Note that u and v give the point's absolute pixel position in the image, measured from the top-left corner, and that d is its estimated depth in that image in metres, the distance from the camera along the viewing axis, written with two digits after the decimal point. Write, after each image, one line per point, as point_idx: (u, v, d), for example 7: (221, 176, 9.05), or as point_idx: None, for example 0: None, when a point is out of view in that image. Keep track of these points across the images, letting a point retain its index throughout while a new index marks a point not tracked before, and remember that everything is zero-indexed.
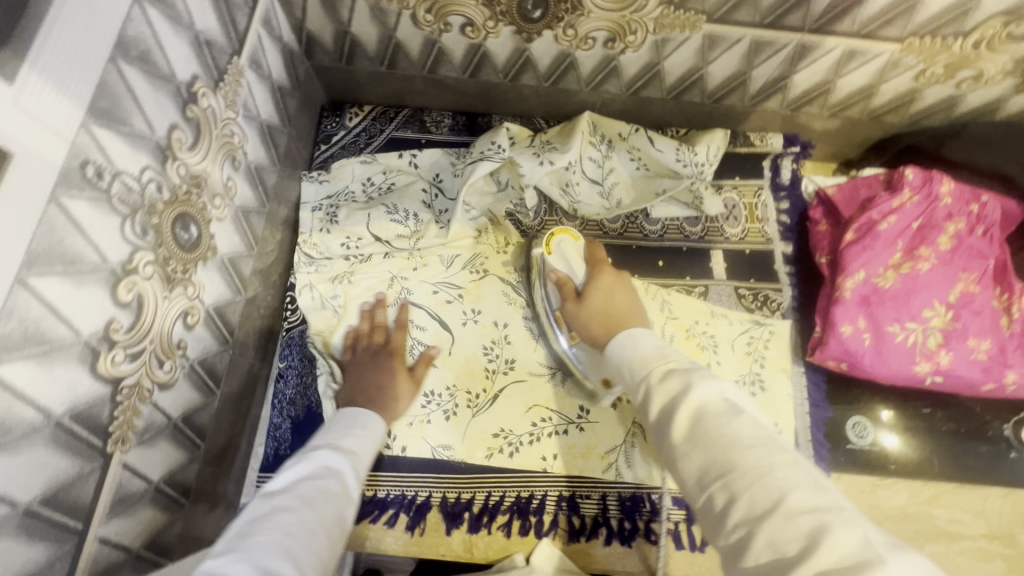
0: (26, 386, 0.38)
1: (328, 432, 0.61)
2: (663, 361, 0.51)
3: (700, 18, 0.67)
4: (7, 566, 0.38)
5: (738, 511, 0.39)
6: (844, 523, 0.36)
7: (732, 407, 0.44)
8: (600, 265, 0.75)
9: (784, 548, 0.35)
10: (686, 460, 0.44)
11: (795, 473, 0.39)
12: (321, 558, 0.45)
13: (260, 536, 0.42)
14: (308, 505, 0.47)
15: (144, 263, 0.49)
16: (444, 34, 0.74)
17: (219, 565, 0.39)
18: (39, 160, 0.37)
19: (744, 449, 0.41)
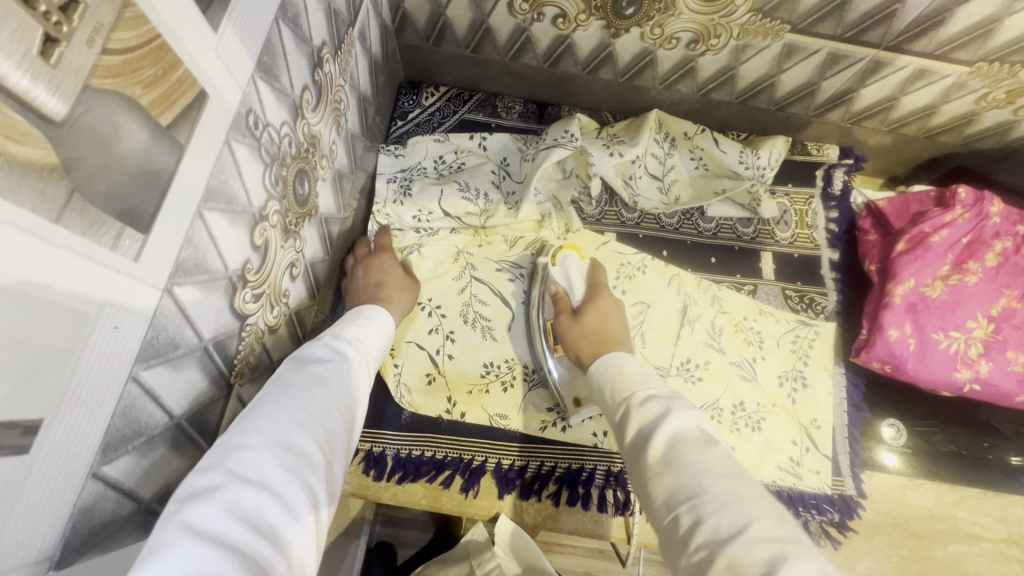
0: (191, 310, 0.42)
1: (336, 323, 0.65)
2: (647, 386, 0.60)
3: (784, 27, 0.70)
4: (161, 471, 0.42)
5: (703, 530, 0.44)
6: (803, 555, 0.41)
7: (706, 438, 0.52)
8: (598, 289, 0.80)
9: (741, 570, 0.40)
10: (657, 481, 0.50)
11: (760, 505, 0.45)
12: (333, 431, 0.51)
13: (270, 413, 0.48)
14: (318, 386, 0.52)
15: (273, 211, 0.53)
16: (535, 23, 0.77)
17: (235, 436, 0.45)
18: (222, 104, 0.41)
19: (717, 477, 0.47)
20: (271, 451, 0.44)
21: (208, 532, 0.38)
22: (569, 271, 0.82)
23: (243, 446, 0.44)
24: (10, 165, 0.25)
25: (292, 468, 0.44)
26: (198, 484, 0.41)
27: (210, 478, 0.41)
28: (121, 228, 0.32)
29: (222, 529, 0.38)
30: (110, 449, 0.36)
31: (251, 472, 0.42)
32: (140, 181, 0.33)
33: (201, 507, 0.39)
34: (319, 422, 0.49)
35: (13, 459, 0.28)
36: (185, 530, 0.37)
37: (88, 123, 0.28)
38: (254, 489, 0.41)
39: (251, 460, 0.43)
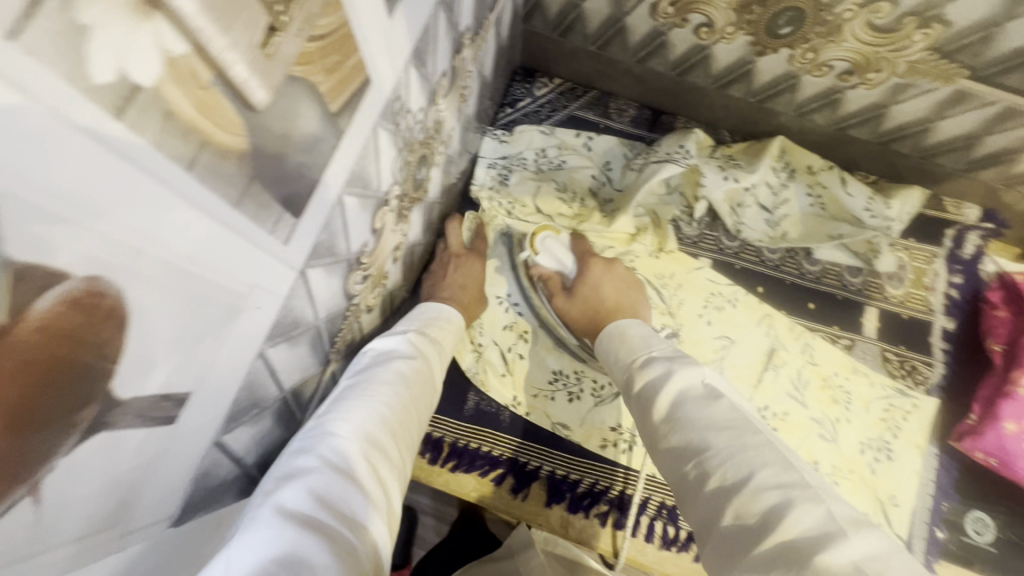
0: (315, 290, 0.42)
1: (414, 316, 0.64)
2: (647, 350, 0.55)
3: (961, 72, 0.63)
4: (259, 442, 0.43)
5: (713, 482, 0.41)
6: (810, 498, 0.37)
7: (711, 392, 0.47)
8: (587, 259, 0.79)
9: (747, 519, 0.38)
10: (663, 440, 0.47)
11: (766, 453, 0.41)
12: (406, 432, 0.50)
13: (358, 405, 0.47)
14: (400, 383, 0.52)
15: (393, 195, 0.52)
16: (676, 29, 0.74)
17: (325, 424, 0.44)
18: (380, 92, 0.40)
19: (720, 430, 0.43)
20: (361, 447, 0.43)
21: (298, 515, 0.36)
22: (552, 250, 0.81)
23: (333, 433, 0.43)
24: (214, 152, 0.24)
25: (374, 464, 0.43)
26: (289, 469, 0.40)
27: (304, 462, 0.41)
28: (281, 213, 0.32)
29: (311, 515, 0.37)
30: (231, 420, 0.37)
31: (341, 463, 0.41)
32: (304, 165, 0.33)
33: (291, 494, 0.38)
34: (397, 421, 0.48)
35: (164, 429, 0.29)
36: (272, 518, 0.36)
37: (277, 109, 0.28)
38: (341, 479, 0.40)
39: (341, 450, 0.42)
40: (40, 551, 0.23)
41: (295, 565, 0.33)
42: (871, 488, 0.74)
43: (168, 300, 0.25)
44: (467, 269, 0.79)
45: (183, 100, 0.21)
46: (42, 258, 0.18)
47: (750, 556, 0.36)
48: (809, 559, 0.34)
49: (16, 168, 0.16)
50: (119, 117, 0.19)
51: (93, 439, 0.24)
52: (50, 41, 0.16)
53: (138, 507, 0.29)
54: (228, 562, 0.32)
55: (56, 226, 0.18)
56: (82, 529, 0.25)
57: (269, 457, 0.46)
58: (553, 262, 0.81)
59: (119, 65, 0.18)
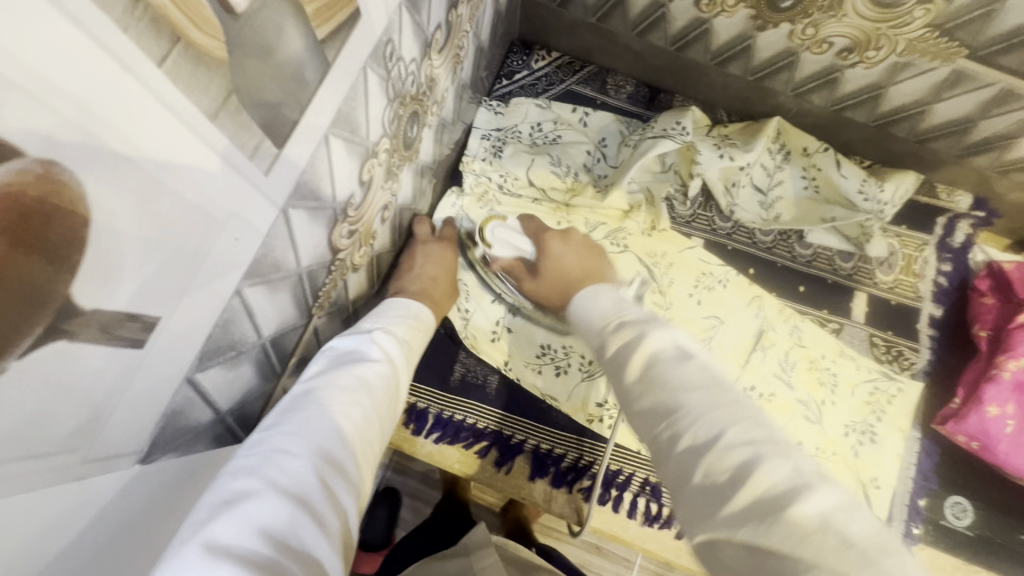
0: (298, 234, 0.41)
1: (380, 312, 0.60)
2: (619, 314, 0.53)
3: (960, 52, 0.63)
4: (236, 389, 0.42)
5: (682, 445, 0.40)
6: (780, 454, 0.37)
7: (682, 352, 0.46)
8: (545, 237, 0.75)
9: (716, 476, 0.37)
10: (636, 401, 0.45)
11: (736, 411, 0.40)
12: (369, 444, 0.46)
13: (310, 416, 0.43)
14: (360, 390, 0.48)
15: (383, 149, 0.51)
16: (676, 0, 0.73)
17: (272, 437, 0.41)
18: (370, 30, 0.39)
19: (692, 391, 0.42)
20: (313, 464, 0.40)
21: (235, 550, 0.33)
22: (506, 240, 0.78)
23: (282, 450, 0.39)
24: (189, 53, 0.23)
25: (330, 483, 0.40)
26: (228, 492, 0.36)
27: (245, 483, 0.37)
28: (262, 138, 0.31)
29: (253, 546, 0.33)
30: (206, 358, 0.35)
31: (288, 484, 0.37)
32: (288, 92, 0.32)
33: (227, 522, 0.34)
34: (357, 432, 0.45)
35: (131, 350, 0.27)
36: (201, 553, 0.32)
37: (260, 20, 0.27)
38: (289, 502, 0.36)
39: (289, 468, 0.38)
40: None
41: None
42: (854, 470, 0.74)
43: (122, 220, 0.23)
44: (438, 258, 0.75)
45: None
46: None
47: (721, 513, 0.36)
48: (779, 512, 0.34)
49: None
50: None
51: (51, 344, 0.22)
52: None
53: (104, 433, 0.28)
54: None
55: (9, 92, 0.17)
56: (34, 445, 0.24)
57: (246, 407, 0.45)
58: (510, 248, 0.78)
59: None
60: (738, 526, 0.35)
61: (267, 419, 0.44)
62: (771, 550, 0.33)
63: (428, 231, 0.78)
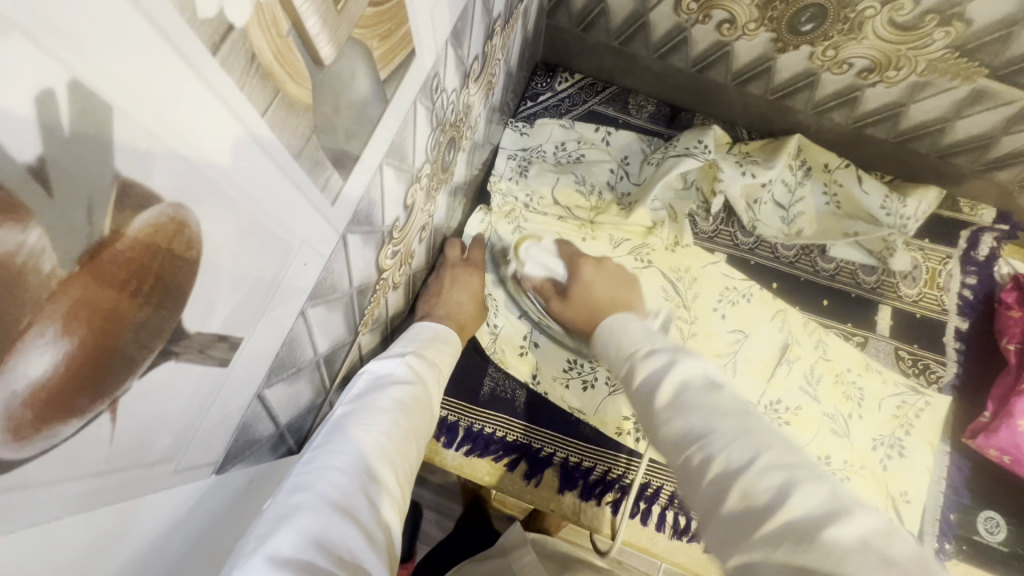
0: (352, 257, 0.43)
1: (414, 333, 0.63)
2: (649, 343, 0.54)
3: (980, 71, 0.65)
4: (294, 404, 0.44)
5: (715, 470, 0.41)
6: (813, 479, 0.38)
7: (712, 382, 0.48)
8: (577, 261, 0.78)
9: (754, 501, 0.38)
10: (666, 425, 0.46)
11: (767, 437, 0.42)
12: (408, 460, 0.48)
13: (353, 435, 0.46)
14: (398, 409, 0.50)
15: (424, 174, 0.54)
16: (698, 25, 0.75)
17: (320, 457, 0.43)
18: (421, 67, 0.42)
19: (722, 416, 0.43)
20: (358, 480, 0.42)
21: (294, 561, 0.35)
22: (539, 258, 0.80)
23: (330, 468, 0.42)
24: (285, 101, 0.26)
25: (375, 498, 0.42)
26: (284, 508, 0.39)
27: (299, 500, 0.39)
28: (331, 172, 0.33)
29: (309, 556, 0.35)
30: (273, 375, 0.38)
31: (336, 500, 0.40)
32: (354, 130, 0.34)
33: (285, 535, 0.36)
34: (397, 449, 0.47)
35: (219, 369, 0.30)
36: (265, 564, 0.34)
37: (340, 68, 0.30)
38: (339, 515, 0.38)
39: (338, 484, 0.41)
40: (102, 471, 0.24)
41: None
42: (883, 484, 0.74)
43: (219, 262, 0.26)
44: (465, 282, 0.77)
45: (265, 45, 0.23)
46: (140, 176, 0.19)
47: (757, 535, 0.36)
48: (817, 533, 0.35)
49: (130, 88, 0.18)
50: (215, 52, 0.20)
51: (164, 365, 0.25)
52: None
53: (192, 445, 0.31)
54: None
55: (154, 151, 0.20)
56: (140, 457, 0.26)
57: (299, 421, 0.47)
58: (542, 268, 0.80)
59: (219, 4, 0.20)
60: (774, 547, 0.35)
61: (314, 441, 0.47)
62: (812, 568, 0.33)
63: (458, 253, 0.80)
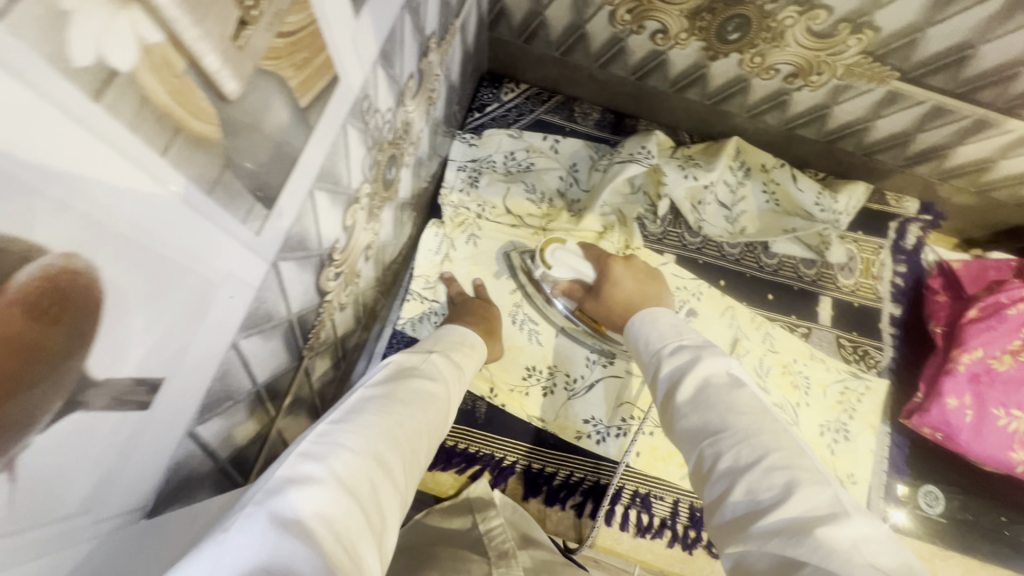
0: (288, 284, 0.43)
1: (435, 341, 0.65)
2: (677, 338, 0.56)
3: (893, 74, 0.69)
4: (234, 434, 0.43)
5: (725, 463, 0.43)
6: (817, 481, 0.40)
7: (735, 380, 0.50)
8: (606, 260, 0.75)
9: (760, 496, 0.40)
10: (684, 419, 0.49)
11: (780, 438, 0.43)
12: (416, 458, 0.48)
13: (370, 418, 0.45)
14: (415, 404, 0.50)
15: (364, 194, 0.53)
16: (633, 35, 0.78)
17: (335, 430, 0.43)
18: (347, 91, 0.41)
19: (741, 414, 0.46)
20: (368, 458, 0.41)
21: (294, 524, 0.33)
22: (566, 262, 0.75)
23: (343, 442, 0.41)
24: (186, 139, 0.25)
25: (379, 483, 0.41)
26: (293, 470, 0.38)
27: (310, 466, 0.38)
28: (253, 203, 0.33)
29: (312, 526, 0.34)
30: (205, 411, 0.37)
31: (348, 475, 0.39)
32: (274, 158, 0.34)
33: (291, 496, 0.35)
34: (408, 442, 0.47)
35: (138, 413, 0.29)
36: (268, 520, 0.33)
37: (251, 101, 0.29)
38: (344, 491, 0.37)
39: (349, 461, 0.40)
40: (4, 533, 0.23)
41: None
42: (832, 467, 0.78)
43: (132, 288, 0.25)
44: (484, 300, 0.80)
45: (158, 86, 0.23)
46: (23, 230, 0.19)
47: (754, 529, 0.39)
48: (812, 530, 0.36)
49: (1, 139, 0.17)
50: (97, 98, 0.20)
51: (69, 417, 0.24)
52: (38, 24, 0.17)
53: (112, 492, 0.30)
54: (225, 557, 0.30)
55: (36, 200, 0.19)
56: (51, 513, 0.25)
57: (242, 452, 0.46)
58: (571, 271, 0.75)
59: (97, 51, 0.19)
60: (770, 538, 0.38)
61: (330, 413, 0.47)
62: (802, 560, 0.35)
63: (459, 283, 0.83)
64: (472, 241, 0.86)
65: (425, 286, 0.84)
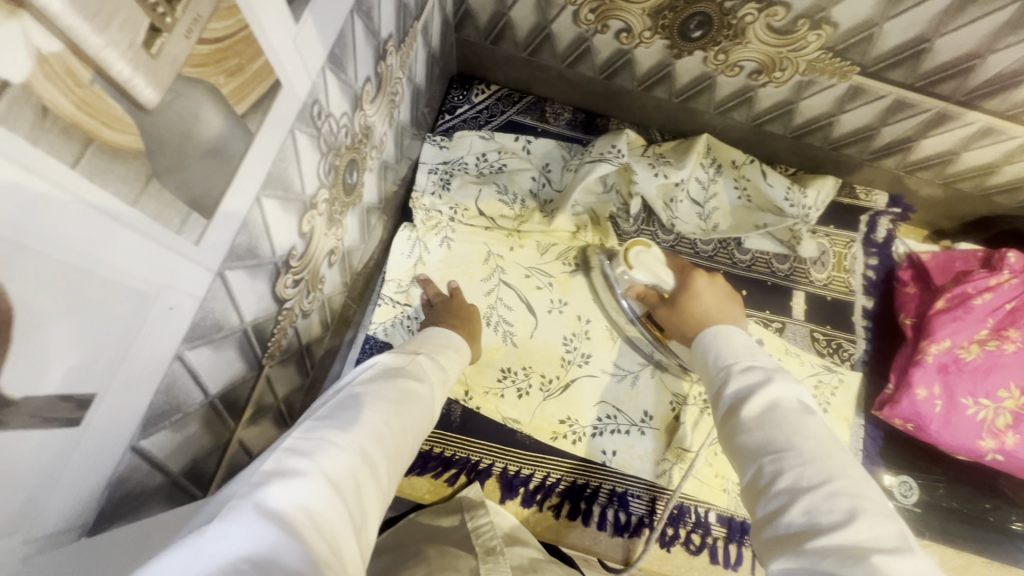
0: (238, 293, 0.42)
1: (421, 340, 0.64)
2: (750, 357, 0.54)
3: (853, 69, 0.69)
4: (186, 446, 0.42)
5: (784, 481, 0.42)
6: (882, 513, 0.38)
7: (806, 407, 0.48)
8: (690, 273, 0.73)
9: (819, 518, 0.38)
10: (745, 434, 0.47)
11: (847, 468, 0.42)
12: (400, 456, 0.48)
13: (355, 416, 0.45)
14: (402, 402, 0.50)
15: (322, 199, 0.53)
16: (598, 35, 0.78)
17: (322, 428, 0.43)
18: (292, 96, 0.41)
19: (808, 438, 0.44)
20: (353, 455, 0.41)
21: (278, 517, 0.33)
22: (644, 266, 0.75)
23: (329, 439, 0.41)
24: (101, 149, 0.25)
25: (363, 480, 0.41)
26: (279, 465, 0.38)
27: (296, 462, 0.38)
28: (189, 213, 0.32)
29: (297, 520, 0.34)
30: (149, 425, 0.36)
31: (334, 471, 0.39)
32: (211, 166, 0.33)
33: (277, 490, 0.35)
34: (392, 439, 0.47)
35: (66, 429, 0.28)
36: (254, 512, 0.33)
37: (175, 109, 0.29)
38: (329, 486, 0.37)
39: (334, 458, 0.40)
40: None
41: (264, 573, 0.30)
42: None
43: (48, 303, 0.25)
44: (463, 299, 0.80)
45: (60, 97, 0.22)
46: None
47: (808, 545, 0.37)
48: (871, 556, 0.34)
49: None
50: None
51: None
52: None
53: (42, 511, 0.29)
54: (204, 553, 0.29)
55: None
56: None
57: (198, 464, 0.46)
58: (648, 277, 0.75)
59: None
60: (823, 556, 0.36)
61: (317, 411, 0.47)
62: None
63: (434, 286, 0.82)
64: (445, 244, 0.86)
65: (397, 290, 0.83)
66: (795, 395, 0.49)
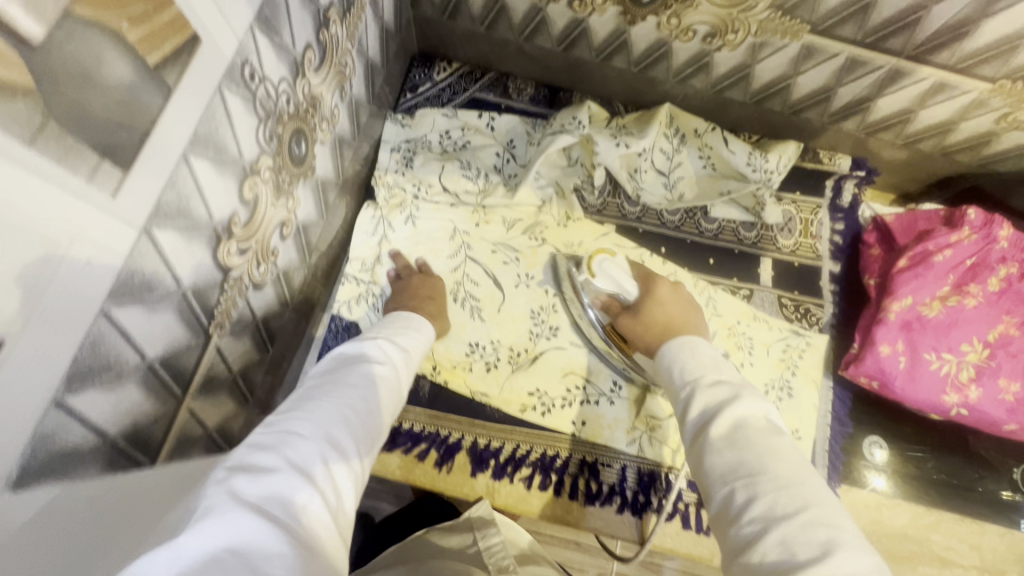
0: (171, 253, 0.42)
1: (381, 325, 0.64)
2: (716, 372, 0.53)
3: (804, 28, 0.69)
4: (124, 408, 0.43)
5: (758, 508, 0.40)
6: (855, 547, 0.36)
7: (773, 428, 0.46)
8: (651, 280, 0.76)
9: (796, 549, 0.36)
10: (715, 454, 0.45)
11: (818, 496, 0.40)
12: (371, 438, 0.48)
13: (320, 404, 0.45)
14: (365, 386, 0.50)
15: (265, 167, 0.53)
16: (551, 4, 0.78)
17: (286, 421, 0.42)
18: (216, 53, 0.40)
19: (779, 460, 0.43)
20: (321, 442, 0.41)
21: (251, 506, 0.33)
22: (612, 273, 0.76)
23: (294, 432, 0.41)
24: None
25: (336, 465, 0.41)
26: (245, 461, 0.37)
27: (262, 457, 0.38)
28: (100, 160, 0.32)
29: (271, 509, 0.34)
30: (75, 380, 0.36)
31: (304, 460, 0.39)
32: (124, 116, 0.33)
33: (245, 484, 0.35)
34: (362, 422, 0.47)
35: None
36: (225, 504, 0.33)
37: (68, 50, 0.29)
38: (301, 475, 0.37)
39: (302, 447, 0.40)
40: None
41: (245, 562, 0.30)
42: None
43: None
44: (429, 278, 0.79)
45: None
46: None
47: None
48: None
49: None
50: None
51: None
52: None
53: None
54: (183, 550, 0.29)
55: None
56: None
57: (141, 430, 0.46)
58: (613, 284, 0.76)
59: None
60: None
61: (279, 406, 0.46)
62: None
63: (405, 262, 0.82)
64: (410, 221, 0.86)
65: (360, 269, 0.83)
66: (765, 415, 0.48)
